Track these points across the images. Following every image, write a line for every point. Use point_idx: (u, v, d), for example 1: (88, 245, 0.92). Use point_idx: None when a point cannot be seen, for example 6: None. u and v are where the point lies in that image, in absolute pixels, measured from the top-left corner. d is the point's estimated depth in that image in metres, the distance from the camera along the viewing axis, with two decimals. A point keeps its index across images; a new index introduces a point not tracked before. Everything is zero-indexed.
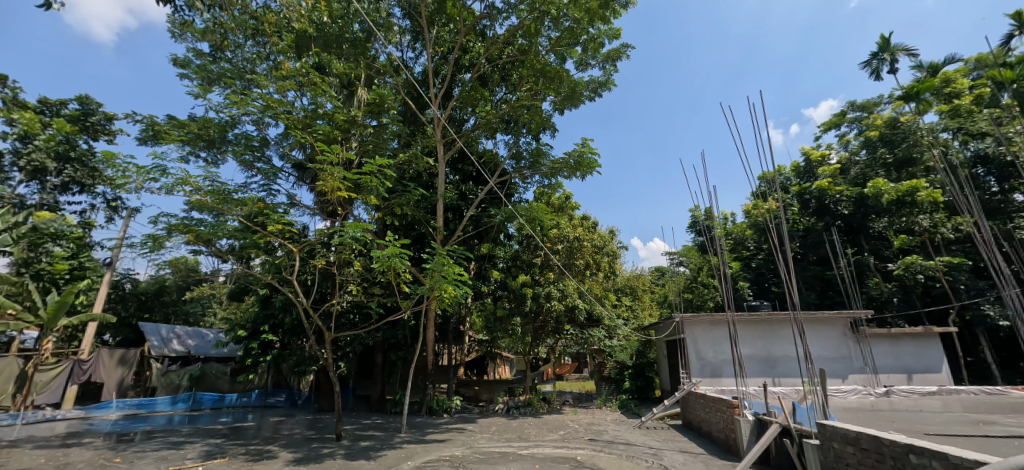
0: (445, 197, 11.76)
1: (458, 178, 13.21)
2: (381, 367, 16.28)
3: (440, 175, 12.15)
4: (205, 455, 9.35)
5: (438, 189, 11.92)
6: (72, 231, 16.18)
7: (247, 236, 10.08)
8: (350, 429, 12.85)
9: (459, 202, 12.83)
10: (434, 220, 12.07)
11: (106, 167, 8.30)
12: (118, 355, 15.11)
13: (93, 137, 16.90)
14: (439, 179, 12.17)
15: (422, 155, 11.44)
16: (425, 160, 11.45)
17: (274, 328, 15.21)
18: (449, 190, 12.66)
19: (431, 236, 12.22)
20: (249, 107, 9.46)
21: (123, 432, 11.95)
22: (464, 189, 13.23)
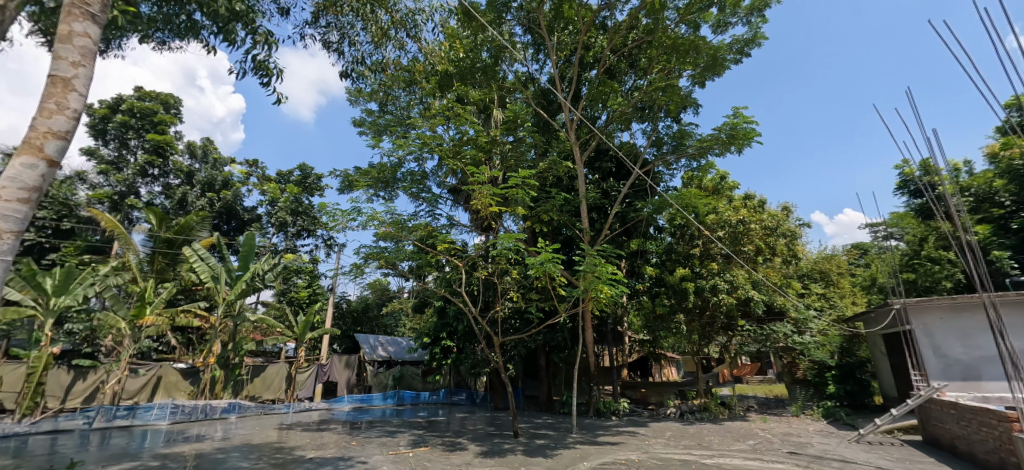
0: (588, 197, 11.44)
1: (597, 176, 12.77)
2: (545, 368, 16.57)
3: (580, 175, 11.80)
4: (413, 443, 11.27)
5: (579, 190, 11.61)
6: (306, 266, 20.56)
7: (423, 257, 11.27)
8: (525, 427, 13.35)
9: (603, 199, 12.39)
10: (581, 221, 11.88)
11: (322, 215, 9.97)
12: (345, 361, 19.09)
13: (310, 193, 22.36)
14: (581, 179, 11.80)
15: (562, 161, 11.32)
16: (565, 164, 11.28)
17: (451, 335, 16.72)
18: (591, 190, 12.33)
19: (578, 239, 12.03)
20: (410, 147, 10.48)
21: (351, 423, 14.47)
22: (606, 187, 12.70)
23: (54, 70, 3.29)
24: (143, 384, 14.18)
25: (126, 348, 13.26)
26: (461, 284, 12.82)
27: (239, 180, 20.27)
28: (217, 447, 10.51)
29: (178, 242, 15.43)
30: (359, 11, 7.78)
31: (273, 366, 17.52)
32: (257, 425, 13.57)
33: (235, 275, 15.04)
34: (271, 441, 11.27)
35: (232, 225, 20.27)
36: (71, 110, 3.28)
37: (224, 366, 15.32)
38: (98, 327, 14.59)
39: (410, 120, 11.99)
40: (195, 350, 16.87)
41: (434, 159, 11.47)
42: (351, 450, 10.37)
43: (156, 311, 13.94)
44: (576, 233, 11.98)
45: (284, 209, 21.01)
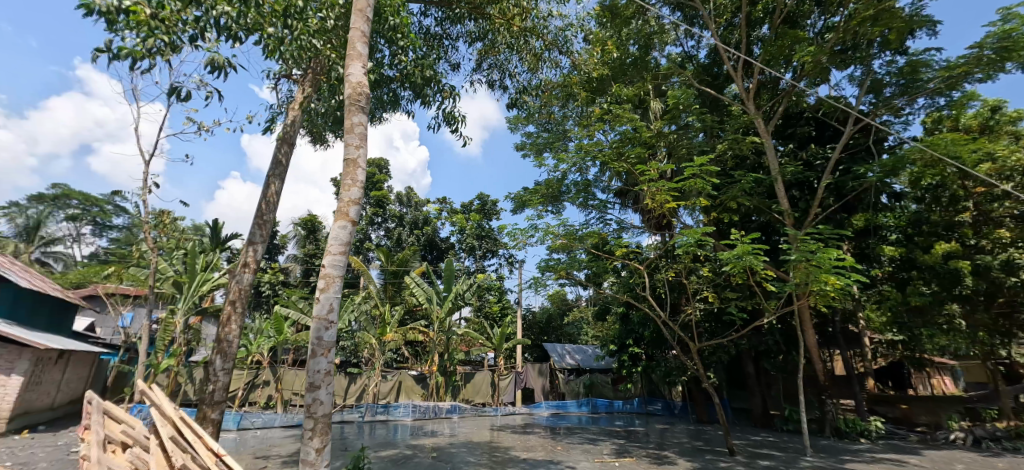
0: (784, 174, 9.51)
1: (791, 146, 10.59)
2: (756, 377, 14.50)
3: (769, 149, 9.89)
4: (618, 453, 10.77)
5: (771, 167, 9.74)
6: (494, 283, 22.12)
7: (598, 264, 10.98)
8: (742, 445, 11.72)
9: (806, 172, 10.18)
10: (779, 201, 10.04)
11: (503, 236, 10.47)
12: (539, 369, 19.81)
13: (489, 217, 24.13)
14: (771, 153, 9.87)
15: (744, 138, 9.83)
16: (752, 140, 9.60)
17: (637, 341, 15.80)
18: (787, 164, 10.27)
19: (779, 223, 10.18)
20: (570, 158, 10.34)
21: (551, 428, 14.73)
22: (807, 156, 10.43)
23: (347, 154, 4.36)
24: (391, 387, 17.47)
25: (378, 360, 16.05)
26: (643, 288, 12.08)
27: (434, 215, 23.07)
28: (448, 441, 11.79)
29: (401, 272, 18.34)
30: (513, 45, 8.68)
31: (479, 373, 19.12)
32: (474, 426, 14.89)
33: (443, 295, 16.90)
34: (486, 439, 12.12)
35: (434, 254, 23.17)
36: (360, 182, 4.29)
37: (444, 373, 17.53)
38: (358, 344, 18.08)
39: (568, 130, 11.78)
40: (421, 360, 19.43)
41: (597, 165, 11.01)
42: (558, 454, 10.41)
43: (394, 328, 16.50)
44: (775, 217, 10.20)
45: (471, 235, 23.17)
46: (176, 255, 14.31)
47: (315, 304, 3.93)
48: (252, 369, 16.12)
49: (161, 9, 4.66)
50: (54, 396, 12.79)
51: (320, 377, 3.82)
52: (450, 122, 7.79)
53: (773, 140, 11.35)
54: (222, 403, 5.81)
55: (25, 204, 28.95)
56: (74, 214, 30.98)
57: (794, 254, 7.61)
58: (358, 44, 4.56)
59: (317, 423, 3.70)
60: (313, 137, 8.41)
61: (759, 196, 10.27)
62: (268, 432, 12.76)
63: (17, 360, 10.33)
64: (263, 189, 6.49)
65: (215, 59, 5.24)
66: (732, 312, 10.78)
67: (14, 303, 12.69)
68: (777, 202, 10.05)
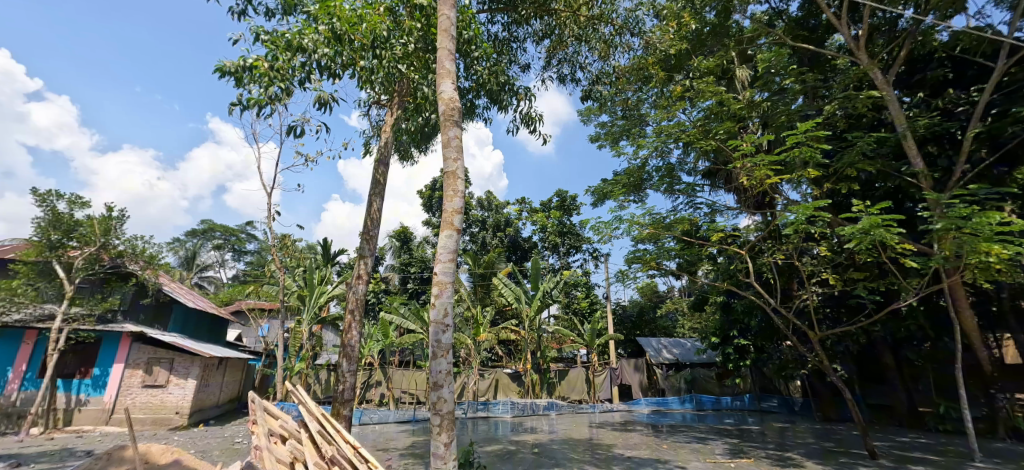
0: (917, 128, 8.18)
1: (920, 97, 9.10)
2: (897, 369, 12.88)
3: (893, 103, 8.55)
4: (732, 453, 10.00)
5: (896, 123, 8.47)
6: (581, 279, 21.78)
7: (690, 252, 10.26)
8: (885, 447, 10.36)
9: (945, 122, 8.66)
10: (910, 162, 8.73)
11: (588, 231, 10.23)
12: (634, 364, 19.19)
13: (571, 212, 23.79)
14: (896, 107, 8.50)
15: (858, 94, 8.57)
16: (869, 93, 8.28)
17: (743, 332, 14.45)
18: (918, 116, 8.80)
19: (914, 189, 8.81)
20: (651, 142, 9.83)
21: (654, 425, 14.13)
22: (942, 105, 8.87)
23: (445, 167, 4.50)
24: (489, 385, 18.15)
25: (475, 359, 16.54)
26: (744, 274, 11.18)
27: (515, 216, 23.29)
28: (549, 437, 11.81)
29: (489, 274, 18.78)
30: (581, 36, 8.43)
31: (574, 370, 19.00)
32: (573, 422, 14.77)
33: (531, 294, 16.94)
34: (586, 437, 11.93)
35: (519, 254, 23.41)
36: (461, 192, 4.39)
37: (538, 370, 17.66)
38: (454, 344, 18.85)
39: (645, 115, 11.18)
40: (515, 358, 19.73)
41: (679, 147, 10.40)
42: (666, 453, 9.92)
43: (487, 329, 16.87)
44: (907, 181, 8.85)
45: (553, 232, 23.08)
46: (296, 271, 15.89)
47: (431, 309, 4.14)
48: (368, 370, 17.67)
49: (277, 61, 5.46)
50: (218, 395, 14.90)
51: (442, 378, 4.00)
52: (527, 123, 7.74)
53: (896, 91, 9.95)
54: (351, 401, 6.37)
55: (184, 238, 34.50)
56: (218, 243, 36.10)
57: (940, 223, 6.56)
58: (446, 62, 4.72)
59: (444, 419, 3.90)
60: (401, 155, 8.85)
61: (884, 158, 9.03)
62: (385, 426, 13.73)
63: (191, 367, 12.34)
64: (367, 207, 6.96)
65: (321, 97, 5.72)
66: (861, 294, 9.55)
67: (185, 319, 15.10)
68: (907, 163, 8.75)
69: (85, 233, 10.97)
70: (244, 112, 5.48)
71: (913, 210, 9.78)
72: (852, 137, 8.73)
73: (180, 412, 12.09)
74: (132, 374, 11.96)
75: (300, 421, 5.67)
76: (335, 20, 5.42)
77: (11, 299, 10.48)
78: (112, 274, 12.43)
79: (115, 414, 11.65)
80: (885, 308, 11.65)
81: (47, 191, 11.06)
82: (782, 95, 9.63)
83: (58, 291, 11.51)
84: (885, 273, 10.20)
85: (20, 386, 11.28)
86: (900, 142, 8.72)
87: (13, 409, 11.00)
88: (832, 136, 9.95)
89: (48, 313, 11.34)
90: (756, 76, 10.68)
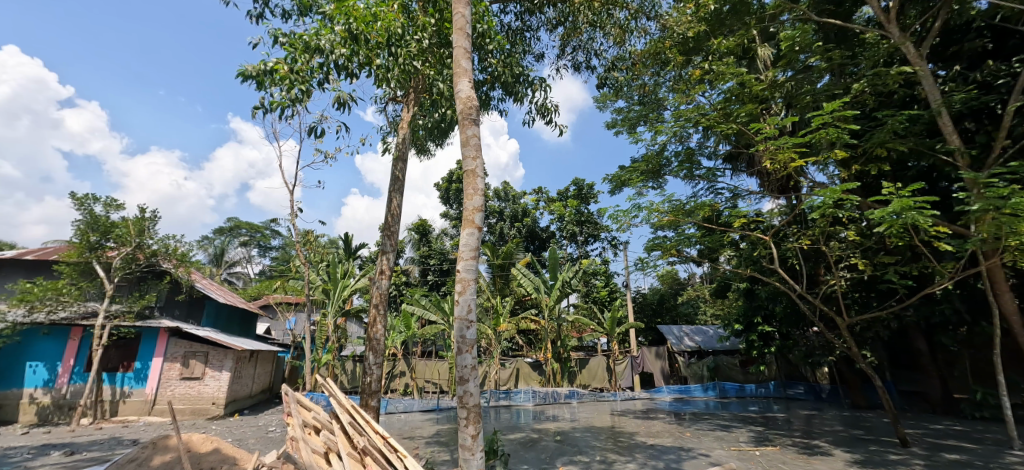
0: (952, 104, 7.86)
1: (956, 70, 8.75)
2: (930, 355, 12.66)
3: (926, 79, 8.25)
4: (757, 441, 9.96)
5: (930, 100, 8.16)
6: (600, 268, 21.73)
7: (712, 238, 10.15)
8: (918, 435, 10.16)
9: (983, 96, 8.31)
10: (945, 139, 8.44)
11: (605, 220, 10.24)
12: (655, 352, 19.15)
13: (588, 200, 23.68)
14: (929, 82, 8.19)
15: (888, 70, 8.27)
16: (900, 70, 8.00)
17: (767, 319, 14.20)
18: (954, 91, 8.46)
19: (950, 170, 8.51)
20: (668, 127, 9.71)
21: (676, 413, 14.13)
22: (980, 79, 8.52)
23: (466, 166, 4.54)
24: (510, 374, 18.45)
25: (496, 349, 16.74)
26: (768, 260, 10.99)
27: (533, 206, 23.35)
28: (571, 425, 11.96)
29: (507, 265, 18.90)
30: (595, 22, 8.34)
31: (594, 358, 19.12)
32: (594, 410, 14.86)
33: (549, 284, 16.99)
34: (608, 425, 12.02)
35: (537, 245, 23.47)
36: (481, 190, 4.44)
37: (559, 359, 17.77)
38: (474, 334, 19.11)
39: (662, 100, 11.02)
40: (535, 347, 19.91)
41: (699, 131, 10.25)
42: (688, 441, 9.94)
43: (507, 319, 17.05)
44: (941, 159, 8.55)
45: (571, 221, 23.06)
46: (320, 266, 16.19)
47: (456, 305, 4.21)
48: (391, 361, 18.08)
49: (296, 63, 5.60)
50: (252, 386, 15.48)
51: (468, 372, 4.09)
52: (543, 114, 7.73)
53: (931, 64, 9.63)
54: (379, 392, 6.55)
55: (212, 236, 35.66)
56: (244, 240, 37.10)
57: (977, 204, 6.36)
58: (462, 61, 4.75)
59: (470, 412, 4.00)
60: (418, 149, 8.94)
61: (917, 137, 8.75)
62: (410, 415, 14.06)
63: (224, 359, 12.81)
64: (387, 203, 7.11)
65: (339, 97, 5.82)
66: (892, 278, 9.32)
67: (217, 313, 15.70)
68: (942, 140, 8.46)
69: (122, 234, 11.46)
70: (267, 114, 5.64)
71: (948, 191, 9.46)
72: (883, 115, 8.46)
73: (215, 403, 12.53)
74: (171, 368, 12.48)
75: (331, 413, 5.86)
76: (350, 20, 5.50)
77: (57, 297, 11.04)
78: (147, 273, 12.94)
79: (156, 405, 12.20)
80: (918, 292, 11.39)
81: (84, 195, 11.54)
82: (807, 73, 9.40)
83: (99, 290, 12.08)
84: (918, 256, 9.93)
85: (69, 380, 11.86)
86: (935, 119, 8.41)
87: (65, 402, 11.65)
88: (861, 115, 9.68)
89: (91, 310, 11.92)
90: (778, 55, 10.39)
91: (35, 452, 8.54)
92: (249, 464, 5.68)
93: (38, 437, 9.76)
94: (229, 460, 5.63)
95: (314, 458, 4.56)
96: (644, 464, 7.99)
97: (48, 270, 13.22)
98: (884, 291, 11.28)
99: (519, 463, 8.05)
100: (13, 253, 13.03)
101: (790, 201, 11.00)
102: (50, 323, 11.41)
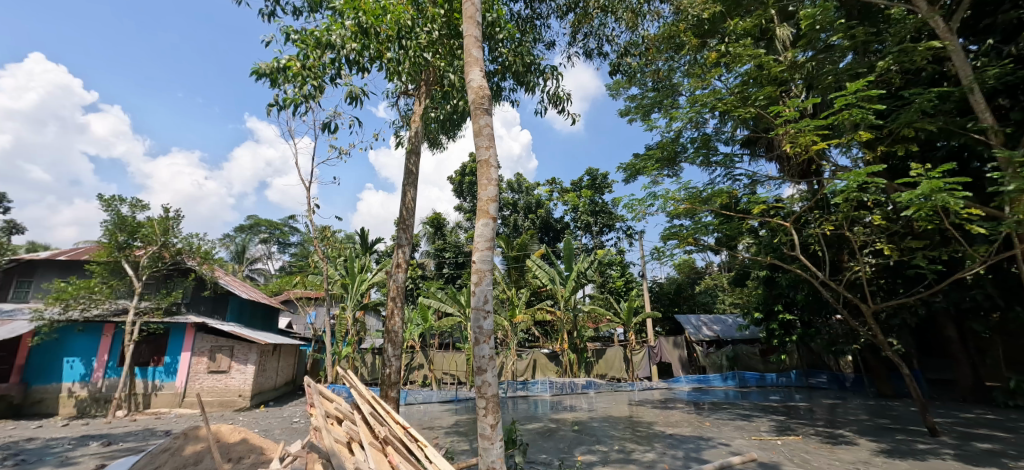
0: (986, 80, 7.59)
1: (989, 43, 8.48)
2: (961, 342, 12.39)
3: (957, 53, 7.95)
4: (779, 430, 9.93)
5: (961, 75, 7.89)
6: (615, 258, 21.69)
7: (730, 226, 10.05)
8: (948, 424, 10.02)
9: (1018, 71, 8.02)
10: (977, 117, 8.16)
11: (620, 209, 10.22)
12: (673, 341, 19.16)
13: (602, 190, 23.56)
14: (961, 57, 7.92)
15: (915, 47, 8.01)
16: (928, 45, 7.73)
17: (789, 307, 14.05)
18: (987, 66, 8.18)
19: (983, 150, 8.24)
20: (683, 113, 9.63)
21: (695, 403, 14.12)
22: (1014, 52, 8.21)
23: (479, 156, 4.59)
24: (527, 365, 18.62)
25: (512, 340, 16.87)
26: (789, 247, 10.86)
27: (546, 197, 23.36)
28: (588, 415, 12.07)
29: (522, 256, 19.03)
30: (607, 7, 8.27)
31: (611, 349, 19.18)
32: (612, 400, 14.96)
33: (565, 275, 17.03)
34: (625, 414, 12.11)
35: (551, 236, 23.55)
36: (495, 180, 4.49)
37: (575, 350, 17.82)
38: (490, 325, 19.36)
39: (677, 84, 10.87)
40: (551, 338, 20.06)
41: (715, 116, 10.13)
42: (708, 431, 9.94)
43: (522, 310, 17.15)
44: (973, 138, 8.31)
45: (585, 212, 23.02)
46: (338, 261, 16.46)
47: (473, 296, 4.30)
48: (410, 353, 18.43)
49: (308, 59, 5.71)
50: (276, 379, 15.93)
51: (486, 362, 4.18)
52: (555, 103, 7.71)
53: (961, 38, 9.42)
54: (398, 383, 6.70)
55: (233, 234, 36.65)
56: (264, 237, 37.82)
57: (1013, 185, 6.18)
58: (473, 50, 4.78)
59: (489, 402, 4.10)
60: (431, 142, 9.02)
61: (947, 115, 8.50)
62: (429, 406, 14.34)
63: (249, 353, 13.23)
64: (402, 197, 7.22)
65: (352, 91, 5.92)
66: (920, 263, 9.13)
67: (240, 309, 16.15)
68: (974, 119, 8.21)
69: (148, 234, 11.81)
70: (281, 111, 5.78)
71: (981, 171, 9.22)
72: (910, 94, 8.23)
73: (242, 395, 12.95)
74: (198, 361, 12.91)
75: (352, 404, 6.03)
76: (360, 14, 5.56)
77: (90, 296, 11.52)
78: (173, 270, 13.37)
79: (186, 398, 12.67)
80: (948, 277, 11.11)
81: (110, 196, 11.93)
82: (829, 53, 9.20)
83: (128, 287, 12.54)
84: (947, 240, 9.71)
85: (104, 374, 12.37)
86: (966, 96, 8.14)
87: (101, 395, 12.18)
88: (886, 95, 9.48)
89: (122, 307, 12.36)
90: (798, 34, 10.14)
91: (76, 442, 8.96)
92: (275, 454, 5.93)
93: (77, 429, 10.23)
94: (256, 449, 5.88)
95: (337, 447, 4.66)
96: (664, 453, 8.06)
97: (79, 269, 13.73)
98: (911, 276, 11.06)
99: (538, 453, 8.17)
100: (46, 254, 13.55)
101: (812, 186, 10.83)
102: (84, 319, 11.86)
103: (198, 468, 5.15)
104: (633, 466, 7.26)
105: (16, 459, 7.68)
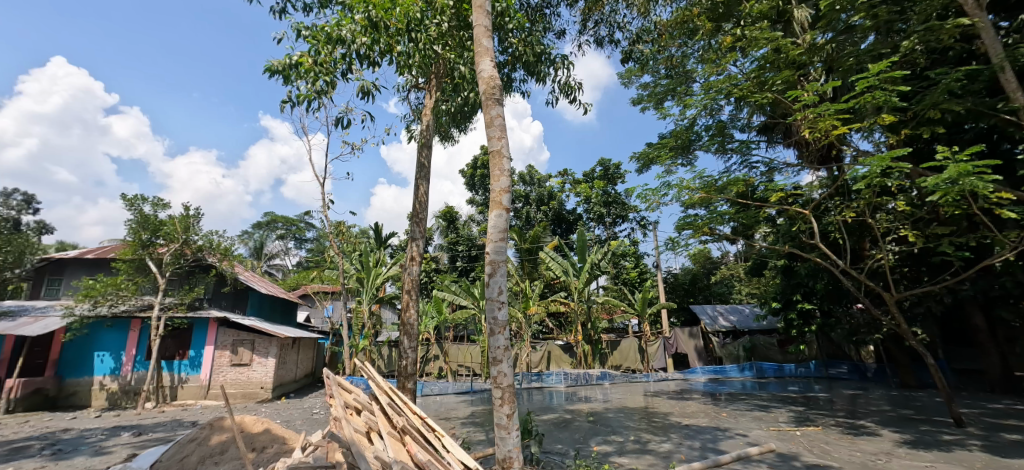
0: (1016, 57, 7.35)
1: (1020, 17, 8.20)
2: (989, 331, 12.16)
3: (987, 30, 7.67)
4: (798, 421, 9.88)
5: (991, 53, 7.65)
6: (629, 249, 21.64)
7: (746, 215, 9.97)
8: (974, 415, 9.85)
9: None
10: (1009, 97, 7.92)
11: (634, 200, 10.21)
12: (689, 332, 18.95)
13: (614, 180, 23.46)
14: (991, 34, 7.66)
15: (943, 25, 7.75)
16: (956, 23, 7.49)
17: (807, 296, 13.82)
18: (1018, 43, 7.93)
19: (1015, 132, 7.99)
20: (696, 100, 9.54)
21: (712, 394, 14.08)
22: None
23: (491, 146, 4.64)
24: (542, 356, 18.78)
25: (527, 332, 16.98)
26: (808, 235, 10.71)
27: (558, 189, 23.35)
28: (603, 406, 12.15)
29: (535, 248, 18.70)
30: None
31: (626, 340, 19.23)
32: (627, 391, 15.02)
33: (578, 266, 17.00)
34: (641, 405, 12.15)
35: (564, 227, 23.63)
36: (508, 171, 4.55)
37: (589, 341, 17.88)
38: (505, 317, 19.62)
39: (691, 71, 10.77)
40: (565, 329, 20.21)
41: (731, 103, 10.02)
42: (725, 421, 9.95)
43: (536, 302, 17.28)
44: (1004, 120, 8.07)
45: (598, 203, 22.93)
46: (353, 255, 16.73)
47: (487, 287, 4.37)
48: (426, 345, 18.69)
49: (320, 55, 5.82)
50: (296, 371, 16.33)
51: (501, 353, 4.26)
52: (566, 93, 7.73)
53: (992, 14, 9.09)
54: (415, 375, 6.83)
55: (250, 231, 37.29)
56: (281, 234, 38.40)
57: None
58: (483, 40, 4.82)
59: (505, 392, 4.17)
60: (442, 136, 9.12)
61: (976, 96, 8.27)
62: (446, 397, 14.61)
63: (269, 346, 13.54)
64: (415, 191, 7.32)
65: (363, 86, 6.01)
66: (946, 250, 8.93)
67: (260, 303, 16.57)
68: (1005, 99, 7.96)
69: (169, 231, 12.15)
70: (295, 107, 5.92)
71: (1011, 153, 8.99)
72: (937, 74, 8.01)
73: (263, 387, 13.30)
74: (221, 355, 13.28)
75: (369, 396, 6.17)
76: (370, 8, 5.64)
77: (116, 292, 11.86)
78: (195, 267, 13.76)
79: (211, 390, 13.04)
80: (976, 265, 10.87)
81: (133, 195, 12.28)
82: (849, 34, 9.00)
83: (153, 284, 12.90)
84: (975, 226, 9.51)
85: (132, 368, 12.78)
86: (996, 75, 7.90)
87: (130, 388, 12.60)
88: (911, 76, 9.25)
89: (147, 303, 12.69)
90: (818, 15, 9.91)
91: (109, 433, 9.32)
92: (297, 444, 6.12)
93: (109, 420, 10.63)
94: (279, 439, 6.08)
95: (357, 436, 4.80)
96: (680, 444, 8.11)
97: (106, 266, 14.16)
98: (936, 263, 10.85)
99: (555, 443, 8.30)
100: (73, 252, 13.98)
101: (831, 172, 10.66)
102: (112, 315, 12.25)
103: (226, 458, 5.37)
104: (650, 456, 7.35)
105: (53, 449, 8.05)
